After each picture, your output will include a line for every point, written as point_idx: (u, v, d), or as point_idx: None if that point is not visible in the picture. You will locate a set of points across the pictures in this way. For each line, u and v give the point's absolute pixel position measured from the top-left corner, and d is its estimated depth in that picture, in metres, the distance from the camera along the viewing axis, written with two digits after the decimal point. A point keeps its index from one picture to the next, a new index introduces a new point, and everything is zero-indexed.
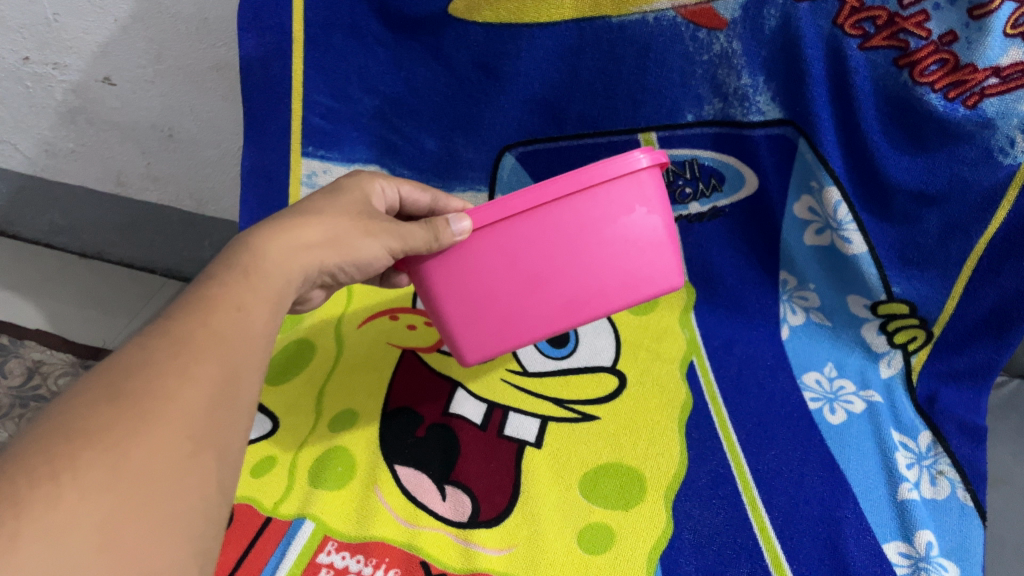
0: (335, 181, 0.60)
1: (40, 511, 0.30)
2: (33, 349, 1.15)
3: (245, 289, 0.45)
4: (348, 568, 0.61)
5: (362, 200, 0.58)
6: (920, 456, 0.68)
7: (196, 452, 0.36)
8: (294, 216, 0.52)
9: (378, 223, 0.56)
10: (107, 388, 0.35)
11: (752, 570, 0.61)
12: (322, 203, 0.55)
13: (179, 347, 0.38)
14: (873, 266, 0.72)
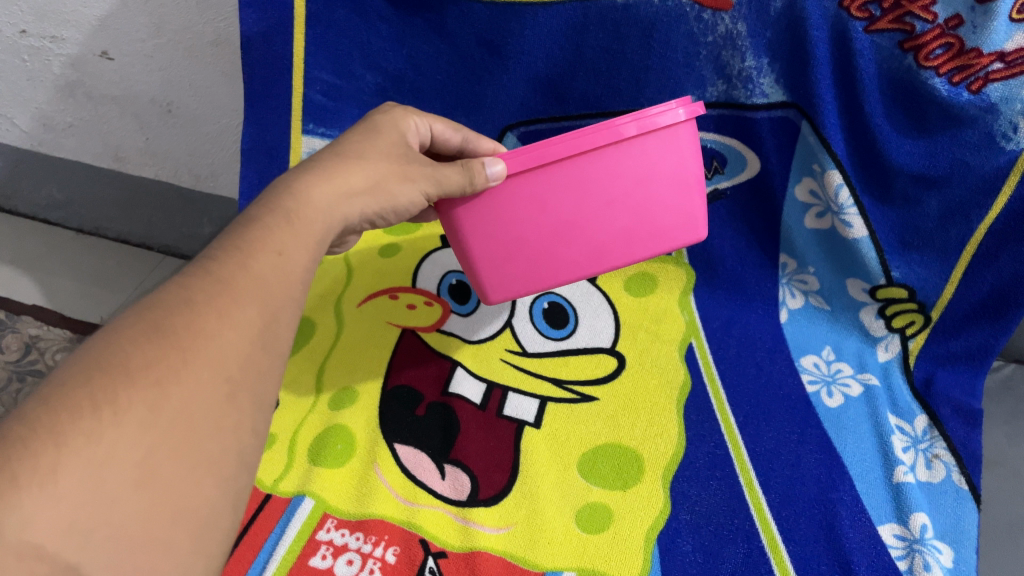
0: (368, 118, 0.57)
1: (80, 445, 0.30)
2: (30, 324, 1.14)
3: (286, 231, 0.44)
4: (347, 545, 0.61)
5: (398, 141, 0.56)
6: (916, 440, 0.69)
7: (233, 395, 0.36)
8: (338, 160, 0.51)
9: (416, 167, 0.55)
10: (146, 325, 0.35)
11: (748, 551, 0.62)
12: (362, 145, 0.54)
13: (219, 288, 0.38)
14: (873, 249, 0.72)
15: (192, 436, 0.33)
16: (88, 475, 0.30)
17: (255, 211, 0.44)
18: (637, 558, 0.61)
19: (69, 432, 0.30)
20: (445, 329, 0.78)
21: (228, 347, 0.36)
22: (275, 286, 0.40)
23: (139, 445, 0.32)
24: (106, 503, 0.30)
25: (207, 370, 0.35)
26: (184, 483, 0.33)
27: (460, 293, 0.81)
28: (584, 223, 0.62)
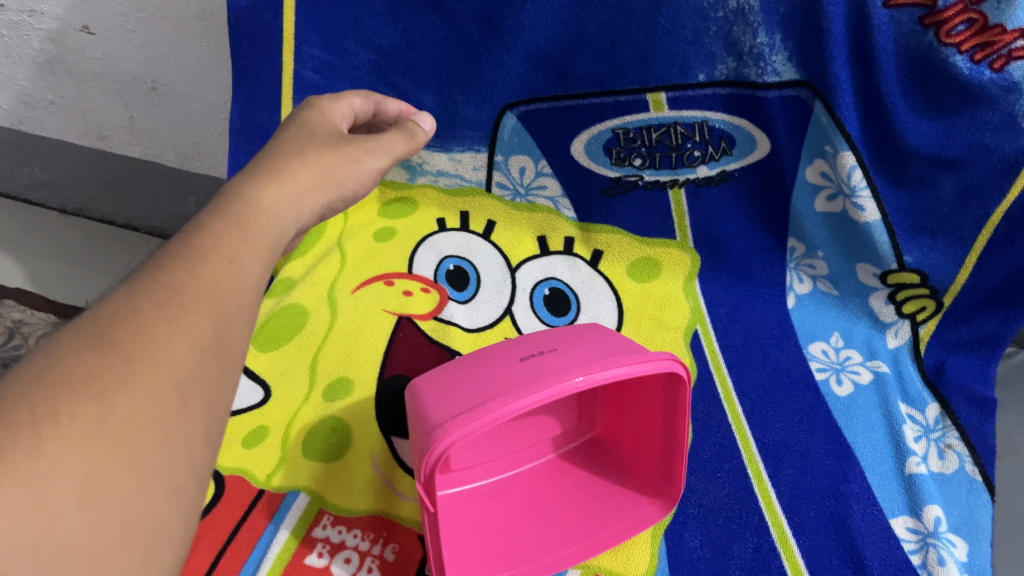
0: (296, 121, 0.54)
1: (19, 462, 0.25)
2: (12, 309, 1.10)
3: (237, 238, 0.39)
4: (344, 542, 0.59)
5: (332, 131, 0.55)
6: (927, 429, 0.67)
7: (185, 405, 0.32)
8: (279, 160, 0.48)
9: (356, 146, 0.54)
10: (89, 334, 0.31)
11: (758, 545, 0.60)
12: (298, 142, 0.51)
13: (166, 295, 0.33)
14: (885, 233, 0.70)
15: (144, 447, 0.29)
16: (30, 492, 0.25)
17: (202, 216, 0.39)
18: (644, 552, 0.60)
19: (8, 449, 0.25)
20: (442, 317, 0.76)
21: (178, 356, 0.32)
22: (228, 299, 0.36)
23: (81, 459, 0.27)
24: (48, 521, 0.26)
25: (156, 378, 0.31)
26: (134, 491, 0.28)
27: (458, 280, 0.80)
28: (533, 489, 0.65)
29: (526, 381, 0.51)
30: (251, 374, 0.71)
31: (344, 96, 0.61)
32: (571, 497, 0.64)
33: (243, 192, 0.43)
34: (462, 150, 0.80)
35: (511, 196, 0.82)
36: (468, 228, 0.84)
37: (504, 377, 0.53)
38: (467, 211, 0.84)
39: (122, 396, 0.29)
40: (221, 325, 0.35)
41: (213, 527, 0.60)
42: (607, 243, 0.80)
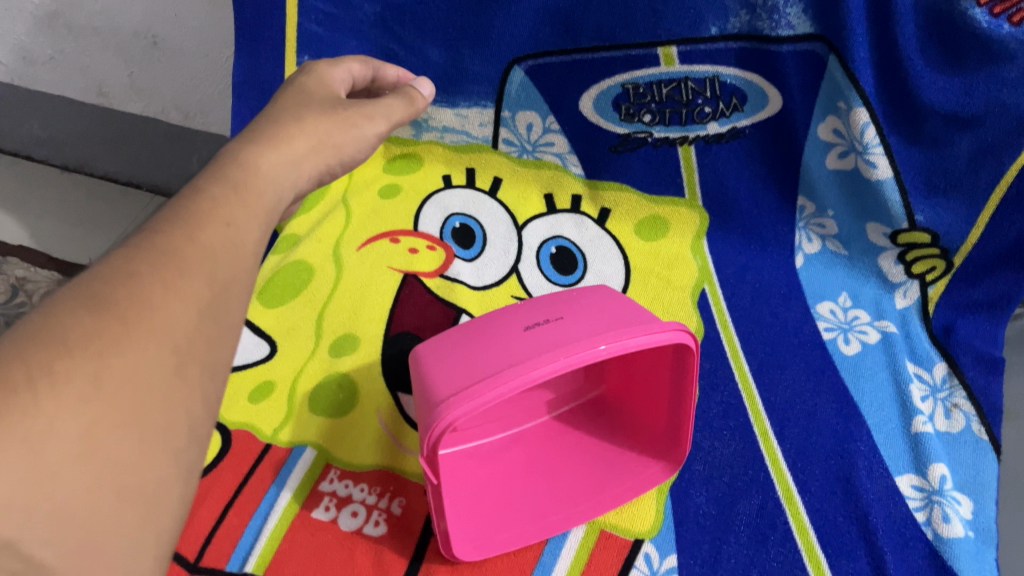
0: (295, 87, 0.53)
1: (14, 420, 0.25)
2: (16, 267, 1.10)
3: (234, 202, 0.38)
4: (351, 497, 0.60)
5: (330, 98, 0.54)
6: (934, 388, 0.67)
7: (181, 368, 0.31)
8: (277, 127, 0.47)
9: (353, 112, 0.53)
10: (84, 290, 0.30)
11: (763, 502, 0.60)
12: (296, 108, 0.50)
13: (163, 257, 0.33)
14: (897, 191, 0.69)
15: (142, 410, 0.29)
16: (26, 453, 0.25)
17: (199, 180, 0.39)
18: (650, 508, 0.60)
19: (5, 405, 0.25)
20: (448, 275, 0.76)
21: (176, 319, 0.31)
22: (225, 263, 0.35)
23: (78, 418, 0.26)
24: (43, 481, 0.25)
25: (153, 339, 0.30)
26: (132, 454, 0.28)
27: (464, 238, 0.79)
28: (540, 446, 0.65)
29: (533, 352, 0.51)
30: (256, 330, 0.71)
31: (342, 62, 0.59)
32: (578, 456, 0.64)
33: (237, 152, 0.42)
34: (468, 105, 0.79)
35: (518, 153, 0.81)
36: (474, 185, 0.83)
37: (511, 344, 0.53)
38: (473, 168, 0.83)
39: (121, 357, 0.29)
40: (223, 288, 0.35)
41: (221, 477, 0.61)
42: (615, 201, 0.79)
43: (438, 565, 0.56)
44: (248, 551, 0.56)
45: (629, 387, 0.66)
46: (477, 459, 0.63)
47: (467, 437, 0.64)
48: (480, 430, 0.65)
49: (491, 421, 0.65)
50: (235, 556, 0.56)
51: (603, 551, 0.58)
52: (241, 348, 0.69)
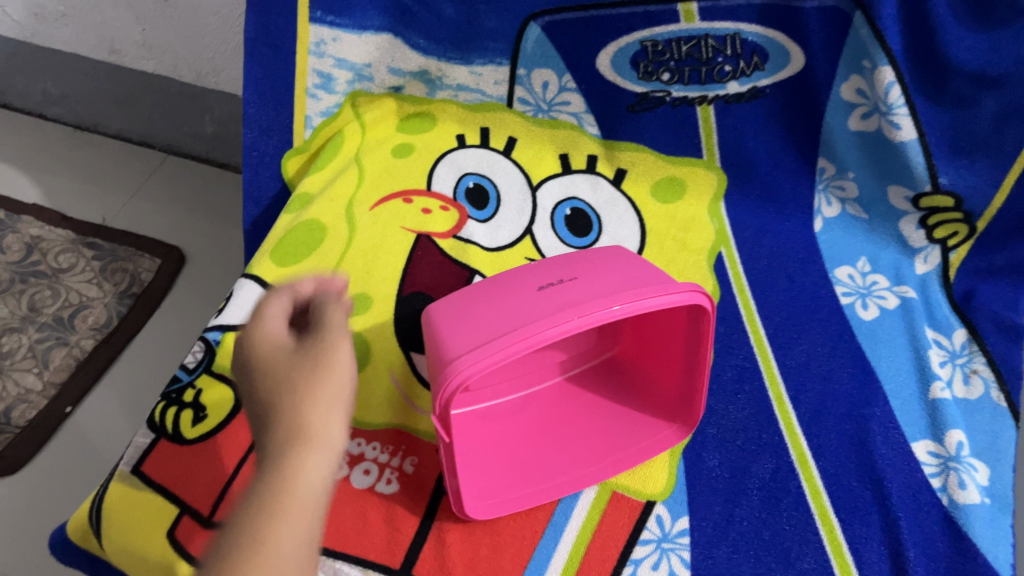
0: (267, 400, 0.40)
1: None
2: (31, 225, 1.15)
3: None
4: (363, 455, 0.60)
5: (292, 358, 0.41)
6: (954, 354, 0.66)
7: None
8: (275, 448, 0.37)
9: (324, 337, 0.43)
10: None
11: (777, 466, 0.60)
12: (283, 424, 0.38)
13: None
14: (920, 154, 0.68)
15: None
16: None
17: None
18: (662, 470, 0.60)
19: None
20: (461, 236, 0.75)
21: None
22: None
23: None
24: None
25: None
26: None
27: (478, 199, 0.78)
28: (552, 407, 0.65)
29: (545, 311, 0.50)
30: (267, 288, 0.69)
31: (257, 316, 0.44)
32: (589, 417, 0.64)
33: None
34: (482, 63, 0.78)
35: (533, 112, 0.80)
36: (489, 145, 0.81)
37: (523, 304, 0.52)
38: (488, 127, 0.82)
39: None
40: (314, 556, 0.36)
41: (234, 433, 0.60)
42: (631, 162, 0.78)
43: (450, 524, 0.56)
44: None
45: (642, 349, 0.66)
46: (488, 420, 0.63)
47: (478, 397, 0.64)
48: (491, 390, 0.64)
49: (504, 381, 0.65)
50: None
51: (615, 512, 0.57)
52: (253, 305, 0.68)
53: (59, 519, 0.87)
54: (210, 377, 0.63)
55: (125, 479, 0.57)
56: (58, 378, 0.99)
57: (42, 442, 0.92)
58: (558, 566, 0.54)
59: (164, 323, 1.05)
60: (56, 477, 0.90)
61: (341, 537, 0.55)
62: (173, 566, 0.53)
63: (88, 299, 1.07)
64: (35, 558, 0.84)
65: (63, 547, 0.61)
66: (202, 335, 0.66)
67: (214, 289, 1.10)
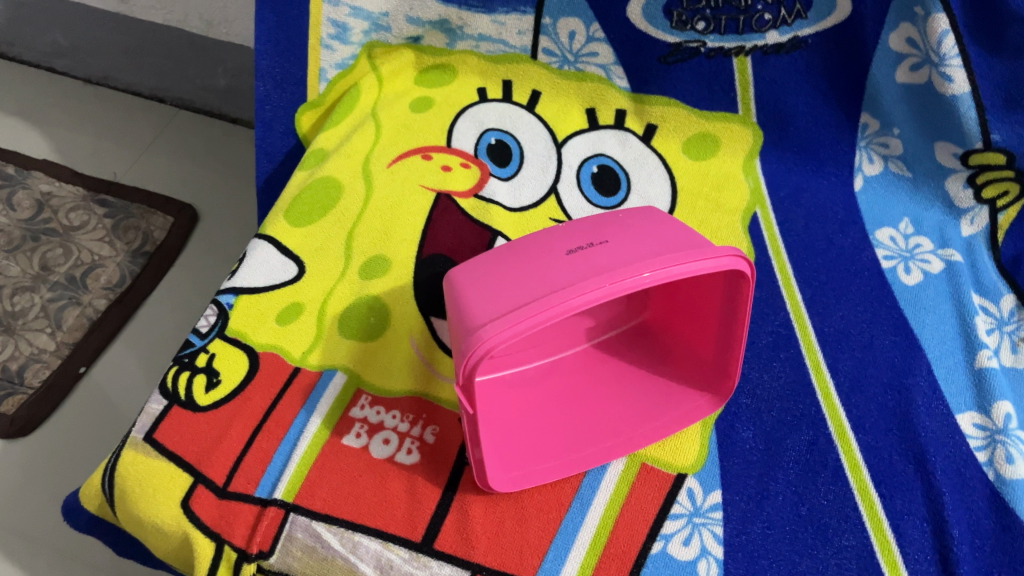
0: None
1: None
2: (40, 181, 1.13)
3: None
4: (383, 423, 0.58)
5: None
6: (1001, 321, 0.63)
7: None
8: None
9: None
10: None
11: (814, 438, 0.57)
12: None
13: None
14: (972, 108, 0.65)
15: None
16: None
17: None
18: (693, 442, 0.57)
19: None
20: (483, 195, 0.72)
21: None
22: None
23: None
24: None
25: None
26: None
27: (501, 156, 0.75)
28: (579, 374, 0.62)
29: (575, 277, 0.47)
30: (282, 249, 0.67)
31: None
32: (617, 386, 0.61)
33: None
34: (506, 12, 0.75)
35: (559, 64, 0.76)
36: (511, 99, 0.78)
37: (551, 269, 0.49)
38: (510, 80, 0.78)
39: None
40: None
41: (249, 399, 0.58)
42: (662, 117, 0.74)
43: (473, 496, 0.54)
44: (277, 477, 0.54)
45: (675, 314, 0.63)
46: (513, 387, 0.60)
47: (503, 364, 0.61)
48: (515, 357, 0.61)
49: (529, 346, 0.62)
50: (264, 482, 0.54)
51: (644, 485, 0.55)
52: (267, 267, 0.65)
53: (75, 481, 0.86)
54: (223, 342, 0.61)
55: (137, 446, 0.56)
56: (71, 338, 0.97)
57: (56, 404, 0.91)
58: (585, 541, 0.52)
59: (177, 283, 1.03)
60: (71, 439, 0.89)
61: (360, 508, 0.53)
62: (188, 534, 0.52)
63: (101, 258, 1.05)
64: (52, 520, 0.83)
65: (77, 513, 0.59)
66: (214, 299, 0.63)
67: (228, 247, 1.07)
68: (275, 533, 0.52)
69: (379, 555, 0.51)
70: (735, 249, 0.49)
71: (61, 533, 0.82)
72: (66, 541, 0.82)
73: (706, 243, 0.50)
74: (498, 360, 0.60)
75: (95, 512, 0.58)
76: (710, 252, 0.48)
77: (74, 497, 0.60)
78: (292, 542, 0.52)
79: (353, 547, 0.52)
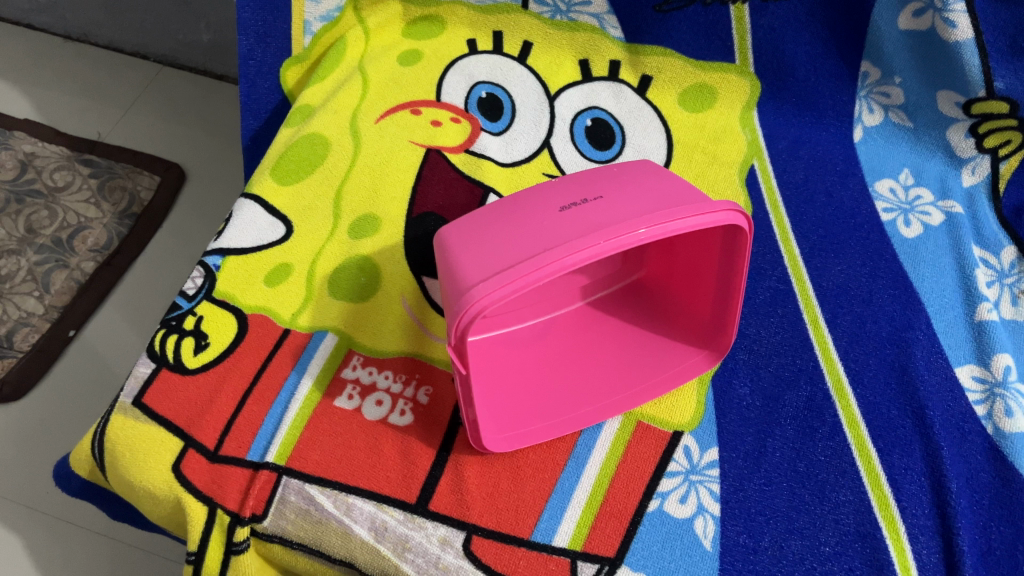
0: None
1: None
2: (23, 141, 1.11)
3: None
4: (376, 385, 0.57)
5: None
6: (1001, 274, 0.62)
7: None
8: None
9: None
10: None
11: (811, 394, 0.57)
12: None
13: None
14: (976, 54, 0.63)
15: None
16: None
17: None
18: (690, 400, 0.57)
19: None
20: (475, 150, 0.70)
21: None
22: None
23: None
24: None
25: None
26: None
27: (492, 110, 0.73)
28: (574, 333, 0.61)
29: (569, 235, 0.46)
30: (269, 209, 0.65)
31: None
32: (613, 346, 0.60)
33: None
34: None
35: (550, 14, 0.75)
36: (502, 51, 0.76)
37: (544, 226, 0.48)
38: (501, 31, 0.76)
39: None
40: None
41: (238, 364, 0.57)
42: (657, 68, 0.72)
43: (467, 456, 0.54)
44: (269, 441, 0.54)
45: (671, 270, 0.61)
46: (507, 347, 0.59)
47: (496, 323, 0.60)
48: (508, 317, 0.60)
49: (524, 305, 0.61)
50: (256, 446, 0.54)
51: (640, 443, 0.55)
52: (254, 227, 0.64)
53: (68, 445, 0.85)
54: (211, 305, 0.60)
55: (126, 411, 0.55)
56: (60, 301, 0.96)
57: (47, 368, 0.90)
58: (582, 501, 0.52)
59: (166, 244, 1.02)
60: (63, 403, 0.88)
61: (353, 470, 0.53)
62: (181, 498, 0.51)
63: (87, 220, 1.03)
64: (46, 485, 0.83)
65: (68, 479, 0.59)
66: (201, 260, 0.62)
67: (216, 207, 1.05)
68: (269, 496, 0.52)
69: (374, 516, 0.51)
70: (732, 204, 0.48)
71: (55, 498, 0.82)
72: (61, 505, 0.81)
73: (704, 198, 0.48)
74: (491, 320, 0.59)
75: (86, 477, 0.57)
76: (708, 206, 0.47)
77: (64, 463, 0.59)
78: (285, 504, 0.51)
79: (347, 510, 0.51)
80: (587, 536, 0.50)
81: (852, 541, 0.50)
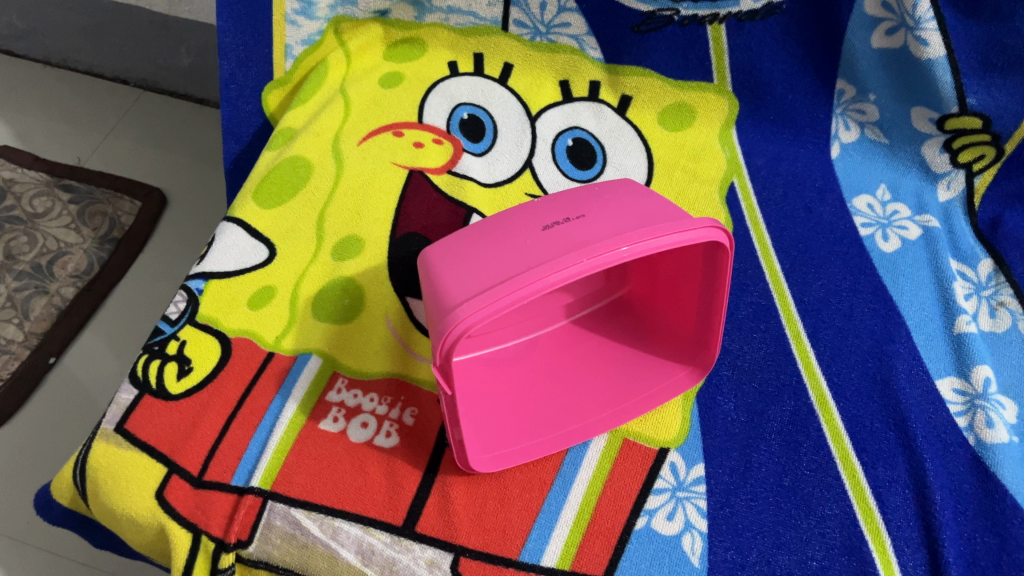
0: None
1: None
2: (3, 168, 1.10)
3: None
4: (361, 407, 0.57)
5: None
6: (979, 286, 0.63)
7: None
8: None
9: None
10: None
11: (796, 408, 0.57)
12: None
13: None
14: (949, 72, 0.65)
15: None
16: None
17: None
18: (675, 417, 0.57)
19: None
20: (457, 171, 0.70)
21: None
22: None
23: None
24: None
25: None
26: None
27: (474, 131, 0.73)
28: (560, 351, 0.61)
29: (553, 253, 0.46)
30: (252, 232, 0.65)
31: None
32: (599, 364, 0.60)
33: None
34: None
35: (530, 36, 0.75)
36: (483, 73, 0.77)
37: (527, 245, 0.48)
38: (481, 52, 0.77)
39: None
40: None
41: (221, 388, 0.57)
42: (637, 88, 0.73)
43: (454, 478, 0.53)
44: (254, 465, 0.53)
45: (654, 289, 0.62)
46: (492, 366, 0.59)
47: (481, 343, 0.60)
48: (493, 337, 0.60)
49: (510, 324, 0.61)
50: (240, 470, 0.53)
51: (626, 461, 0.55)
52: (236, 250, 0.64)
53: (50, 473, 0.84)
54: (194, 329, 0.60)
55: (109, 437, 0.54)
56: (39, 328, 0.95)
57: (27, 395, 0.89)
58: (569, 520, 0.52)
59: (148, 268, 1.01)
60: (44, 430, 0.87)
61: (339, 493, 0.52)
62: (164, 525, 0.51)
63: (67, 246, 1.02)
64: (26, 514, 0.81)
65: (49, 506, 0.58)
66: (183, 284, 0.62)
67: (197, 231, 1.05)
68: (254, 521, 0.51)
69: (360, 540, 0.51)
70: (714, 221, 0.48)
71: (35, 527, 0.81)
72: (41, 535, 0.80)
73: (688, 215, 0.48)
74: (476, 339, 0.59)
75: (68, 505, 0.57)
76: (691, 224, 0.47)
77: (45, 491, 0.59)
78: (270, 529, 0.51)
79: (333, 533, 0.51)
80: (575, 555, 0.50)
81: (839, 554, 0.50)
